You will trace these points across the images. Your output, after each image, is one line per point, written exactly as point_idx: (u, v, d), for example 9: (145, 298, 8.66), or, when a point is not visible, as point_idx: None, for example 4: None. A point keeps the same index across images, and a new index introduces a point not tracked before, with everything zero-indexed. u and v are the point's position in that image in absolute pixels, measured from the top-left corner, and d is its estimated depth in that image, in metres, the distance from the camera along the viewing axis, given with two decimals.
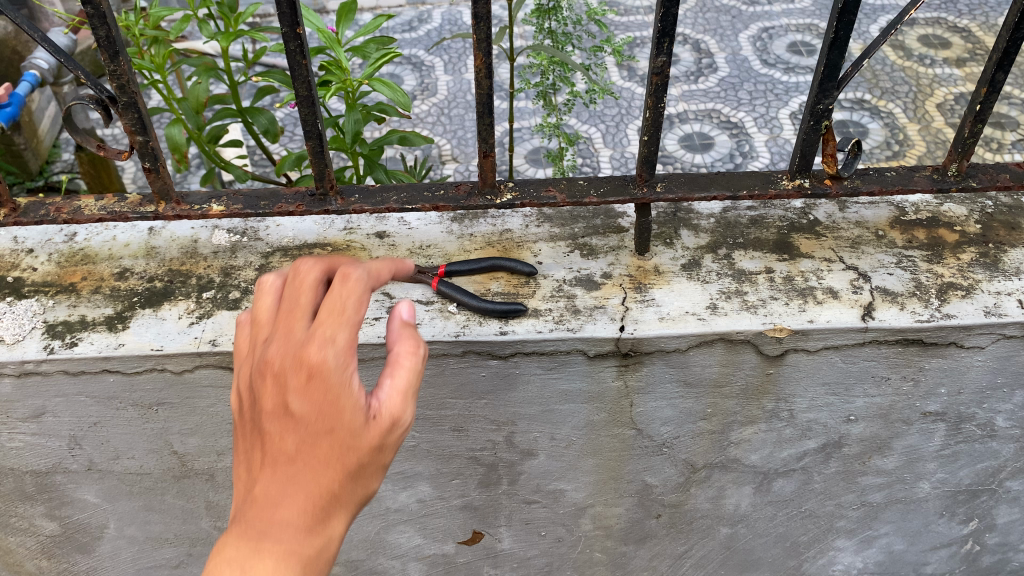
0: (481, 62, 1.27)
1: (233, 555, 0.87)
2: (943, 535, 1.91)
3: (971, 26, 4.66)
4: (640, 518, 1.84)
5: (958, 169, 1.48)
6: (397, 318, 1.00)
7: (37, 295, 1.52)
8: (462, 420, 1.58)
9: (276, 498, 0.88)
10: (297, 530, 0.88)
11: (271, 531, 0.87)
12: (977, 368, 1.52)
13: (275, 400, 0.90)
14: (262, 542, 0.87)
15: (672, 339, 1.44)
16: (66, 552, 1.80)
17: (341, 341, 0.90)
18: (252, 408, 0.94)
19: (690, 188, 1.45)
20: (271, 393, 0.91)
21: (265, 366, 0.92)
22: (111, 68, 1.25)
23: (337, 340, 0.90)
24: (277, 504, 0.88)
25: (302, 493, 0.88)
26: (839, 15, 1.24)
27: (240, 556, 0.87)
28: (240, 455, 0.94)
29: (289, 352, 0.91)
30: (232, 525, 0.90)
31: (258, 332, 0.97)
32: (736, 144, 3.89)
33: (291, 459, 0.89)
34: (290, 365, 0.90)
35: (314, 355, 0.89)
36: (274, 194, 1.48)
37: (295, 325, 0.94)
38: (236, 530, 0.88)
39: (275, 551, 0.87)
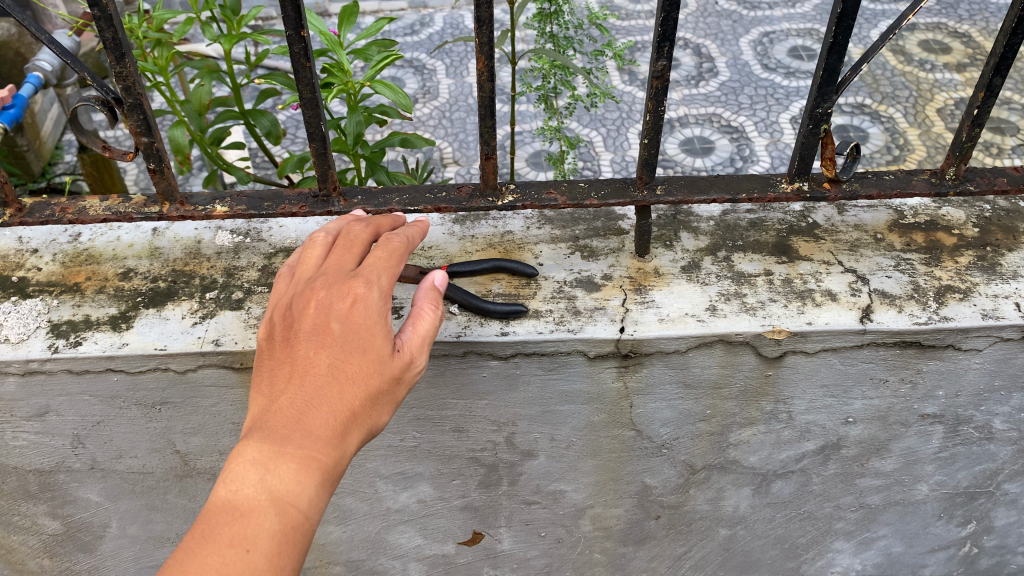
0: (483, 65, 1.29)
1: (260, 447, 0.96)
2: (942, 538, 1.92)
3: (971, 31, 4.68)
4: (639, 520, 1.85)
5: (956, 173, 1.49)
6: (427, 281, 1.18)
7: (41, 295, 1.54)
8: (463, 421, 1.59)
9: (302, 406, 0.99)
10: (320, 432, 0.98)
11: (295, 430, 0.97)
12: (975, 371, 1.53)
13: (316, 321, 1.05)
14: (287, 437, 0.97)
15: (672, 340, 1.45)
16: (68, 551, 1.81)
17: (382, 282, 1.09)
18: (285, 329, 1.06)
19: (690, 191, 1.46)
20: (312, 315, 1.05)
21: (307, 296, 1.08)
22: (117, 70, 1.26)
23: (382, 279, 1.10)
24: (305, 406, 0.99)
25: (329, 399, 1.00)
26: (838, 20, 1.25)
27: (264, 447, 0.96)
28: (263, 372, 1.04)
29: (335, 285, 1.08)
30: (255, 426, 0.99)
31: (297, 278, 1.13)
32: (736, 148, 3.90)
33: (323, 369, 1.01)
34: (337, 292, 1.07)
35: (359, 290, 1.07)
36: (277, 196, 1.49)
37: (338, 271, 1.11)
38: (260, 433, 0.97)
39: (298, 447, 0.96)
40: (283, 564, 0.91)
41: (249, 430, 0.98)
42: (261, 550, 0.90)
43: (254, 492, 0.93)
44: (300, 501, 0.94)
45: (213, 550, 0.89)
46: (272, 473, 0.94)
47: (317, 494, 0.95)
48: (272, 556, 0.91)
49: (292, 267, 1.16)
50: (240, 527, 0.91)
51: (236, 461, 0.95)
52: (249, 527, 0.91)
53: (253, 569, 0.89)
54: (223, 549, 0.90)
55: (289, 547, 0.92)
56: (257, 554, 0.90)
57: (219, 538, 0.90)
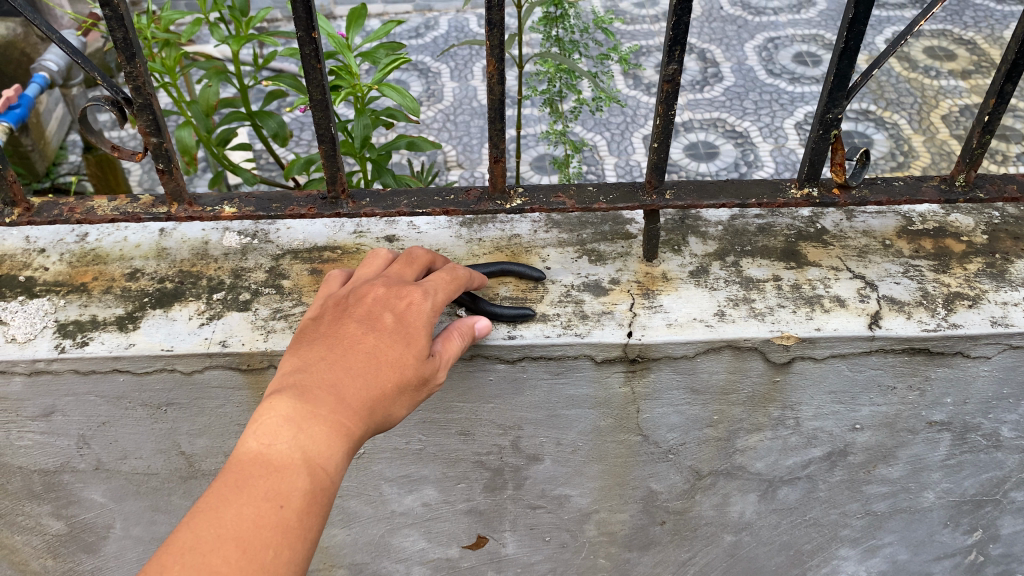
0: (494, 68, 1.29)
1: (296, 406, 1.01)
2: (947, 546, 1.91)
3: (976, 38, 4.68)
4: (644, 525, 1.84)
5: (966, 179, 1.49)
6: (467, 325, 1.27)
7: (48, 295, 1.53)
8: (469, 424, 1.59)
9: (342, 378, 1.06)
10: (352, 404, 1.05)
11: (329, 398, 1.04)
12: (984, 378, 1.53)
13: (368, 312, 1.14)
14: (322, 403, 1.03)
15: (680, 345, 1.44)
16: (72, 551, 1.81)
17: (438, 292, 1.20)
18: (336, 314, 1.16)
19: (699, 196, 1.46)
20: (364, 306, 1.15)
21: (363, 291, 1.18)
22: (127, 70, 1.26)
23: (438, 294, 1.20)
24: (343, 379, 1.06)
25: (367, 377, 1.07)
26: (850, 26, 1.25)
27: (299, 407, 1.01)
28: (304, 343, 1.12)
29: (392, 286, 1.18)
30: (291, 387, 1.04)
31: (357, 277, 1.24)
32: (741, 153, 3.90)
33: (365, 350, 1.09)
34: (393, 293, 1.17)
35: (416, 295, 1.17)
36: (286, 197, 1.49)
37: (397, 278, 1.23)
38: (297, 395, 1.03)
39: (330, 414, 1.02)
40: (311, 523, 0.96)
41: (285, 389, 1.04)
42: (293, 504, 0.95)
43: (288, 448, 0.98)
44: (328, 465, 0.99)
45: (248, 499, 0.94)
46: (305, 432, 1.00)
47: (342, 462, 1.01)
48: (301, 511, 0.95)
49: (352, 271, 1.28)
50: (274, 479, 0.95)
51: (271, 416, 1.00)
52: (283, 482, 0.96)
53: (285, 525, 0.93)
54: (258, 498, 0.94)
55: (316, 505, 0.97)
56: (288, 507, 0.95)
57: (253, 487, 0.95)
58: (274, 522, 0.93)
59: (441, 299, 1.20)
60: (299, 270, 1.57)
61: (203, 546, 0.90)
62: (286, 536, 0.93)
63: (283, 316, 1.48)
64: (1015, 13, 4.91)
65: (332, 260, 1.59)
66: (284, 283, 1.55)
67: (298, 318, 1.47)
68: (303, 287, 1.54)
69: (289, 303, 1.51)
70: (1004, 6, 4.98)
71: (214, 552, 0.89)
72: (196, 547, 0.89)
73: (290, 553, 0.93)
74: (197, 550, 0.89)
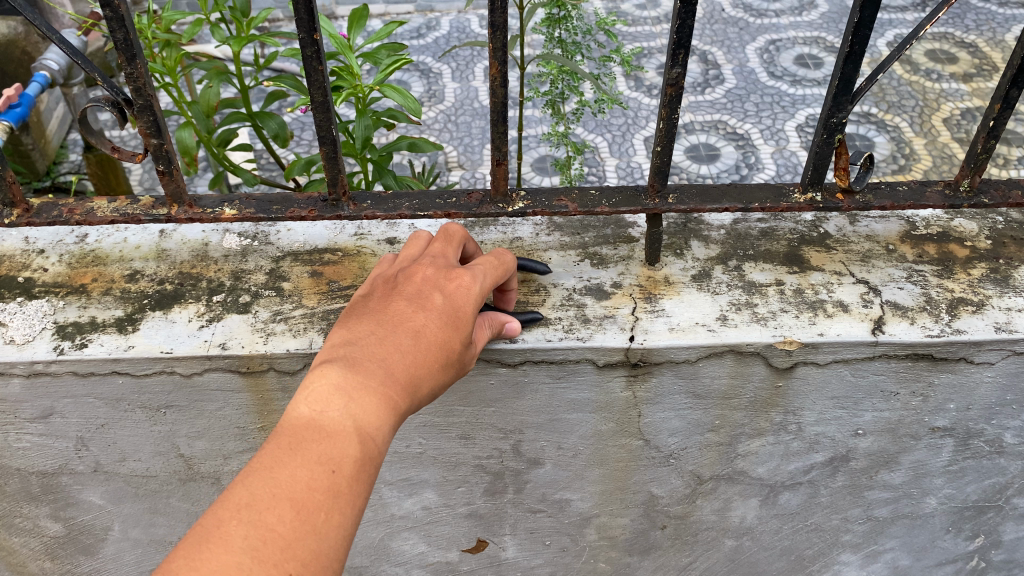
0: (497, 71, 1.28)
1: (345, 376, 0.99)
2: (949, 551, 1.90)
3: (978, 41, 4.67)
4: (645, 529, 1.83)
5: (971, 184, 1.48)
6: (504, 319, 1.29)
7: (47, 296, 1.53)
8: (469, 428, 1.58)
9: (391, 353, 1.04)
10: (401, 378, 1.02)
11: (378, 371, 1.01)
12: (987, 385, 1.52)
13: (417, 291, 1.12)
14: (372, 375, 1.00)
15: (682, 349, 1.44)
16: (70, 553, 1.80)
17: (485, 277, 1.19)
18: (385, 292, 1.14)
19: (702, 200, 1.45)
20: (413, 285, 1.13)
21: (411, 270, 1.16)
22: (128, 71, 1.25)
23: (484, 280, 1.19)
24: (392, 354, 1.03)
25: (415, 353, 1.05)
26: (855, 30, 1.24)
27: (349, 377, 0.99)
28: (351, 319, 1.10)
29: (442, 268, 1.17)
30: (341, 358, 1.02)
31: (404, 258, 1.23)
32: (742, 156, 3.89)
33: (414, 328, 1.07)
34: (443, 274, 1.16)
35: (465, 278, 1.16)
36: (287, 199, 1.48)
37: (445, 258, 1.21)
38: (347, 366, 1.01)
39: (380, 386, 1.00)
40: (362, 491, 0.92)
41: (335, 360, 1.01)
42: (346, 470, 0.91)
43: (340, 416, 0.95)
44: (378, 435, 0.96)
45: (302, 461, 0.90)
46: (357, 402, 0.97)
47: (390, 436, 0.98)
48: (354, 477, 0.92)
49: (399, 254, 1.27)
50: (326, 443, 0.92)
51: (322, 383, 0.98)
52: (336, 447, 0.92)
53: (337, 490, 0.90)
54: (310, 461, 0.91)
55: (366, 474, 0.93)
56: (342, 471, 0.91)
57: (307, 451, 0.91)
58: (327, 485, 0.89)
59: (488, 284, 1.19)
60: (299, 272, 1.57)
61: (256, 504, 0.86)
62: (338, 500, 0.89)
63: (283, 319, 1.47)
64: (1017, 16, 4.90)
65: (333, 263, 1.58)
66: (284, 285, 1.54)
67: (298, 321, 1.46)
68: (303, 289, 1.53)
69: (289, 305, 1.50)
70: (1005, 9, 4.97)
71: (270, 510, 0.86)
72: (251, 504, 0.86)
73: (341, 518, 0.89)
74: (254, 507, 0.86)
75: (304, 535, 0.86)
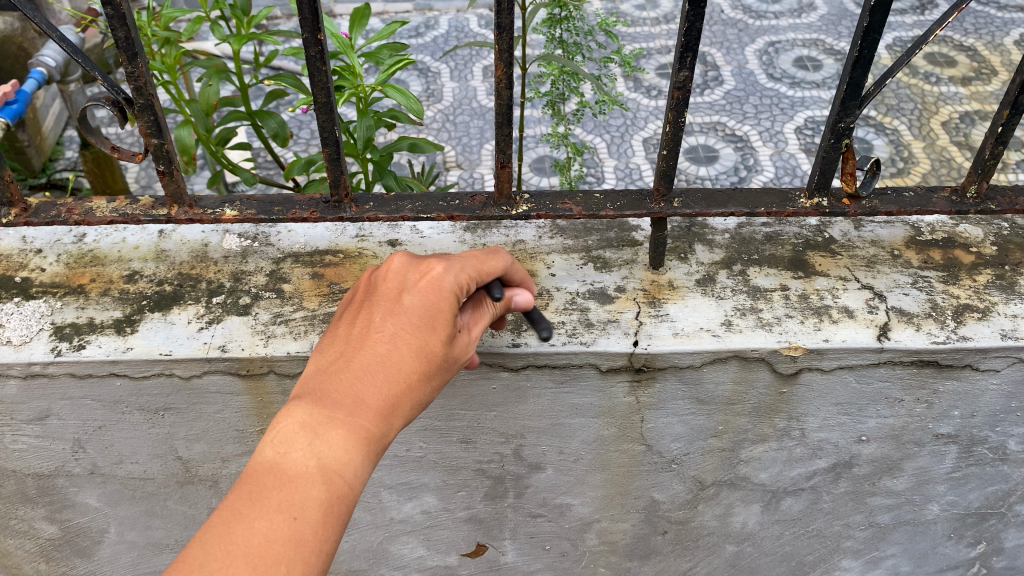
0: (502, 73, 1.27)
1: (310, 412, 0.97)
2: (951, 558, 1.89)
3: (977, 44, 4.67)
4: (646, 534, 1.82)
5: (977, 191, 1.47)
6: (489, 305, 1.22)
7: (45, 296, 1.51)
8: (470, 432, 1.57)
9: (361, 375, 1.01)
10: (372, 403, 1.00)
11: (346, 400, 0.99)
12: (992, 392, 1.51)
13: (390, 296, 1.09)
14: (339, 407, 0.98)
15: (686, 355, 1.42)
16: (65, 555, 1.78)
17: (462, 270, 1.13)
18: (361, 303, 1.11)
19: (708, 204, 1.44)
20: (387, 289, 1.10)
21: (385, 272, 1.13)
22: (129, 70, 1.24)
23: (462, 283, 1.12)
24: (362, 378, 1.01)
25: (386, 372, 1.02)
26: (864, 34, 1.23)
27: (314, 412, 0.97)
28: (327, 340, 1.08)
29: (413, 266, 1.13)
30: (310, 390, 1.00)
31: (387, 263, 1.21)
32: (740, 158, 3.88)
33: (384, 343, 1.04)
34: (415, 272, 1.12)
35: (435, 270, 1.12)
36: (288, 200, 1.47)
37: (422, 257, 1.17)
38: (314, 397, 0.99)
39: (346, 417, 0.97)
40: (328, 535, 0.91)
41: (302, 395, 0.99)
42: (307, 516, 0.90)
43: (304, 457, 0.93)
44: (345, 471, 0.94)
45: (262, 512, 0.89)
46: (321, 439, 0.95)
47: (362, 466, 0.96)
48: (316, 524, 0.90)
49: None
50: (287, 490, 0.91)
51: (286, 423, 0.96)
52: (297, 492, 0.91)
53: (299, 538, 0.88)
54: (270, 510, 0.89)
55: (333, 515, 0.92)
56: (303, 519, 0.89)
57: (267, 500, 0.90)
58: (287, 537, 0.88)
59: (464, 281, 1.13)
60: (300, 274, 1.55)
61: (210, 564, 0.85)
62: (300, 551, 0.88)
63: (284, 321, 1.45)
64: (1016, 20, 4.90)
65: (334, 265, 1.57)
66: (285, 287, 1.52)
67: (299, 323, 1.45)
68: (304, 291, 1.51)
69: (290, 307, 1.48)
70: (1004, 13, 4.96)
71: (225, 570, 0.85)
72: (208, 564, 0.85)
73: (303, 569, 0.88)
74: (208, 567, 0.85)
75: None
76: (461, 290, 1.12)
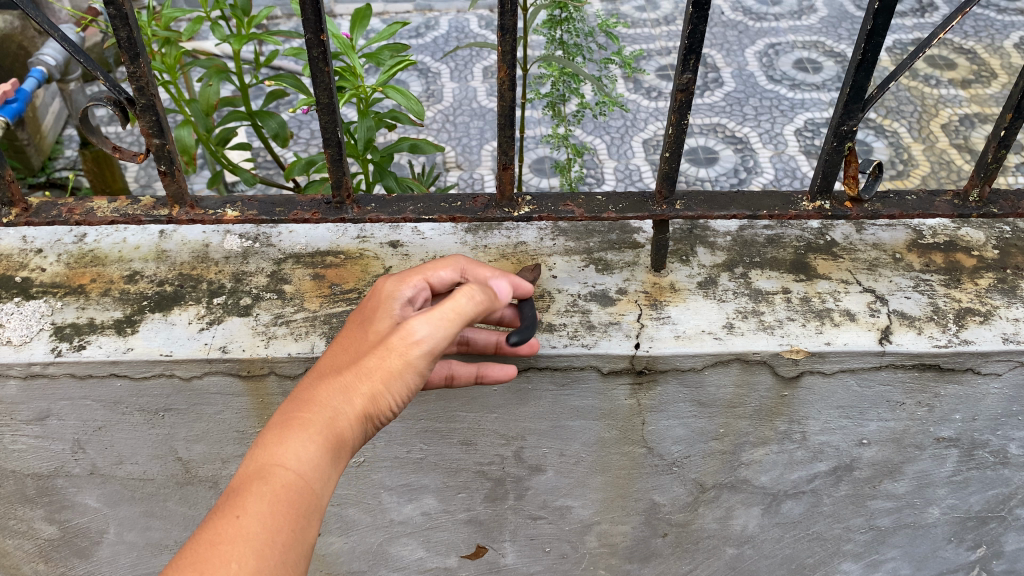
0: (505, 74, 1.27)
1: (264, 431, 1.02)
2: (951, 562, 1.88)
3: (977, 47, 4.67)
4: (646, 537, 1.82)
5: (980, 195, 1.47)
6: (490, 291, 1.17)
7: (45, 297, 1.50)
8: (471, 434, 1.57)
9: (307, 383, 1.06)
10: (313, 399, 1.02)
11: (291, 405, 1.03)
12: (993, 396, 1.51)
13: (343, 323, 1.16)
14: (284, 414, 1.02)
15: (688, 357, 1.42)
16: (64, 556, 1.77)
17: (398, 278, 1.17)
18: None
19: (710, 207, 1.44)
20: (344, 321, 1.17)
21: None
22: (131, 70, 1.23)
23: (400, 285, 1.15)
24: (307, 385, 1.05)
25: (327, 374, 1.05)
26: (867, 37, 1.23)
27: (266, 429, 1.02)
28: None
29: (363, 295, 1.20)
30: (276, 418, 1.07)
31: None
32: (740, 160, 3.88)
33: (329, 354, 1.09)
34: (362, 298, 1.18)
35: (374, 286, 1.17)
36: (290, 201, 1.47)
37: None
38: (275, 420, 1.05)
39: (288, 418, 1.01)
40: (275, 525, 0.92)
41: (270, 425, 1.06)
42: (247, 511, 0.92)
43: (249, 463, 0.97)
44: (286, 463, 0.96)
45: (212, 520, 0.93)
46: (263, 443, 0.99)
47: (306, 455, 0.97)
48: (259, 518, 0.92)
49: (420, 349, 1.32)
50: (233, 495, 0.94)
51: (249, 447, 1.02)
52: (239, 494, 0.94)
53: (240, 531, 0.90)
54: (219, 516, 0.93)
55: (278, 506, 0.93)
56: (246, 516, 0.92)
57: (218, 509, 0.94)
58: (230, 535, 0.90)
59: (400, 284, 1.16)
60: (301, 275, 1.55)
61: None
62: (243, 545, 0.90)
63: (285, 322, 1.45)
64: (1015, 23, 4.90)
65: (335, 266, 1.56)
66: (286, 288, 1.52)
67: (300, 324, 1.45)
68: (305, 292, 1.51)
69: (291, 308, 1.48)
70: (1004, 16, 4.97)
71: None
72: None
73: (255, 562, 0.89)
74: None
75: None
76: (400, 290, 1.15)
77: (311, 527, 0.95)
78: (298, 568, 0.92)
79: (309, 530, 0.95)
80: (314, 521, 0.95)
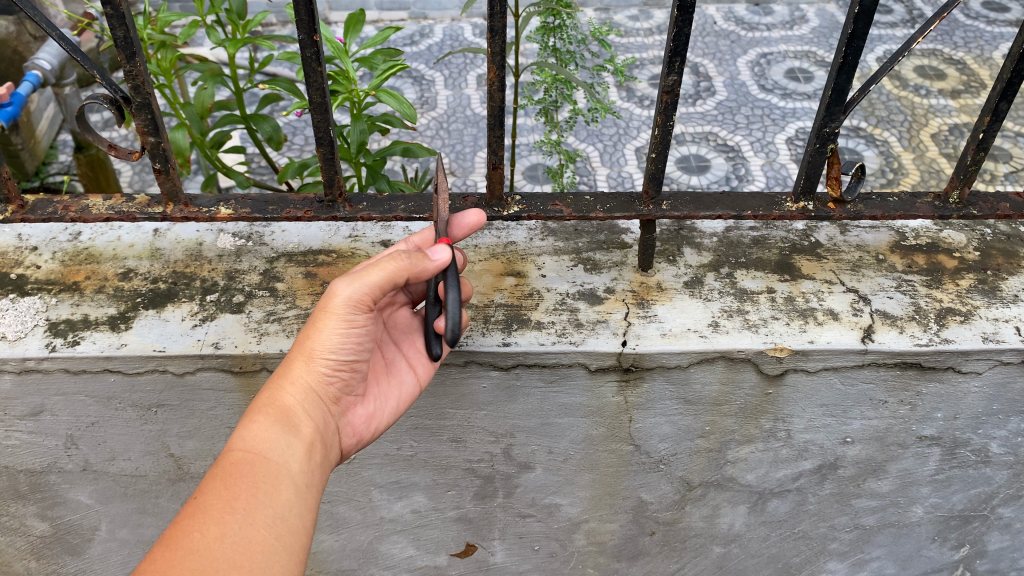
0: (494, 75, 1.29)
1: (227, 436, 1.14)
2: (935, 561, 1.90)
3: (966, 58, 4.74)
4: (633, 535, 1.84)
5: (960, 196, 1.51)
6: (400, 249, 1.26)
7: (40, 293, 1.52)
8: (460, 431, 1.59)
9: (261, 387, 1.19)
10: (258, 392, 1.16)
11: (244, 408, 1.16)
12: (974, 395, 1.54)
13: None
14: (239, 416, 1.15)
15: (674, 355, 1.45)
16: (55, 553, 1.78)
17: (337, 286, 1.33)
18: None
19: (696, 207, 1.46)
20: None
21: None
22: (127, 68, 1.25)
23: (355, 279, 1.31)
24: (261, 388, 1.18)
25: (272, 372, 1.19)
26: (848, 41, 1.26)
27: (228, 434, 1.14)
28: None
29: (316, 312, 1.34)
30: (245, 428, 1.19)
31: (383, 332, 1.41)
32: (732, 168, 3.91)
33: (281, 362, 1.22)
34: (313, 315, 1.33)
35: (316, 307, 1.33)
36: (282, 200, 1.49)
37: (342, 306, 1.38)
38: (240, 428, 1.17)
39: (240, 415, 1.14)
40: (232, 494, 1.01)
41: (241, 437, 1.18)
42: (205, 490, 1.02)
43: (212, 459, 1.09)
44: (235, 444, 1.08)
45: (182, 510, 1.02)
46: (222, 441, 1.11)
47: (250, 433, 1.09)
48: (215, 493, 1.01)
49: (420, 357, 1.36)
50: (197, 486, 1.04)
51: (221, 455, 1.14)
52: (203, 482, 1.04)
53: (202, 505, 1.00)
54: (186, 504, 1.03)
55: (234, 479, 1.03)
56: (203, 495, 1.01)
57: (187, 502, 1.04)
58: (190, 511, 0.99)
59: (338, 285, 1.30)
60: (293, 273, 1.57)
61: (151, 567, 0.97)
62: (204, 513, 0.99)
63: (277, 319, 1.47)
64: (1005, 34, 4.96)
65: (327, 264, 1.58)
66: (278, 286, 1.54)
67: (292, 321, 1.47)
68: (297, 290, 1.53)
69: (283, 305, 1.50)
70: (993, 27, 5.03)
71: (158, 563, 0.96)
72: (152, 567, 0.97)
73: (218, 527, 0.98)
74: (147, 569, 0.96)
75: (182, 558, 0.94)
76: None
77: (273, 491, 1.04)
78: (270, 527, 1.01)
79: (272, 495, 1.04)
80: (275, 483, 1.05)
